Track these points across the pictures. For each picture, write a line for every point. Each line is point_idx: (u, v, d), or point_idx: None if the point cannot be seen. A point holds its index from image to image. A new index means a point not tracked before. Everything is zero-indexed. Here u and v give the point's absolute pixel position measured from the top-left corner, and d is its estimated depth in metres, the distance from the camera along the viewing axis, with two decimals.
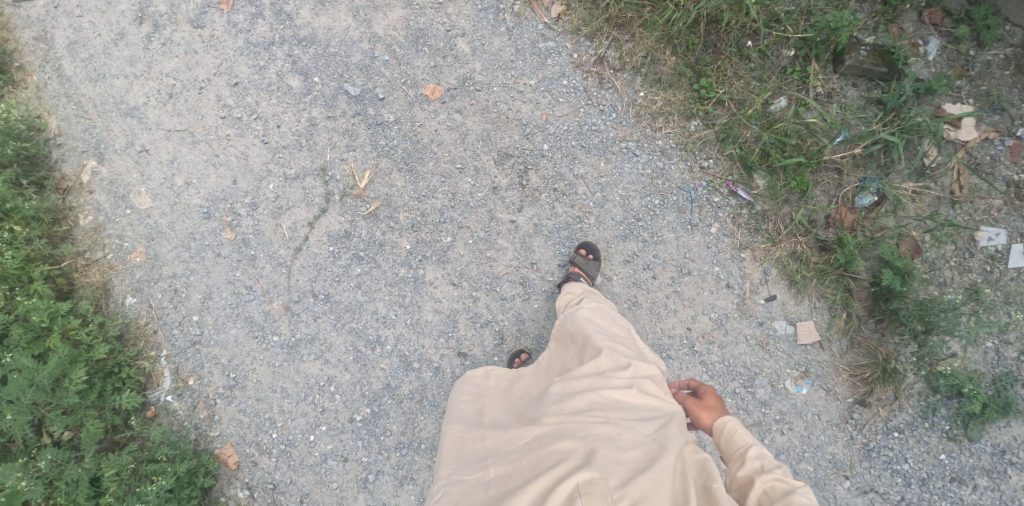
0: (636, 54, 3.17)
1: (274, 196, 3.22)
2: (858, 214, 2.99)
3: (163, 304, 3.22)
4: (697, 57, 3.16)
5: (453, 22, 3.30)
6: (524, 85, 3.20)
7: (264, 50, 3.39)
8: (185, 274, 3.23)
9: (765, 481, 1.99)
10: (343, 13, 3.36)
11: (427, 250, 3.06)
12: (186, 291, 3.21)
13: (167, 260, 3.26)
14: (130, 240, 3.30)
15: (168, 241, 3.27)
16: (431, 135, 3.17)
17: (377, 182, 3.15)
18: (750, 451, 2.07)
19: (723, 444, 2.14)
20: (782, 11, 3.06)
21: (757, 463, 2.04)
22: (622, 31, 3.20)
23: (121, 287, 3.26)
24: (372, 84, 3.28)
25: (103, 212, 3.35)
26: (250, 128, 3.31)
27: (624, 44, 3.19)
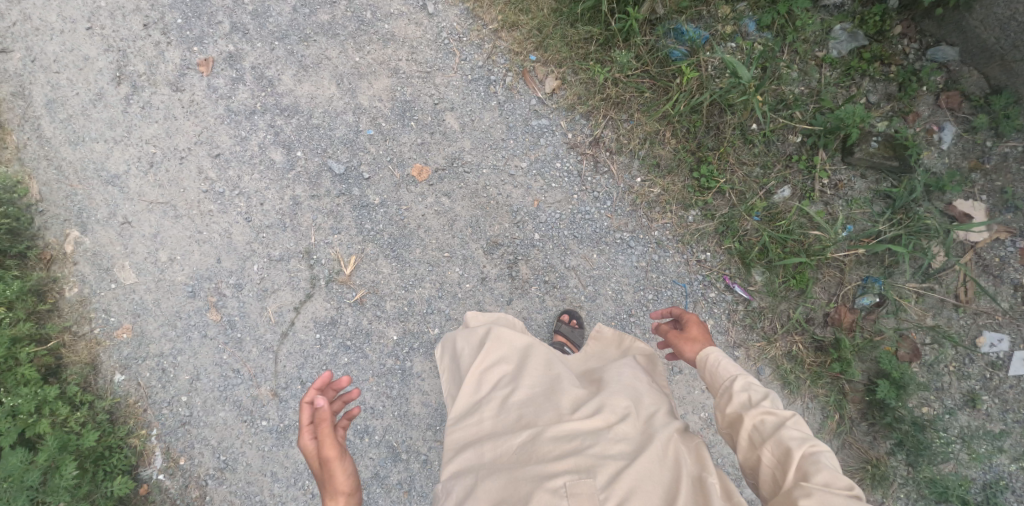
0: (633, 135, 3.05)
1: (259, 277, 3.15)
2: (857, 314, 2.90)
3: (152, 383, 3.16)
4: (698, 141, 3.02)
5: (441, 94, 3.21)
6: (516, 167, 3.10)
7: (246, 119, 3.29)
8: (172, 354, 3.17)
9: (755, 416, 2.01)
10: (326, 81, 3.28)
11: (414, 343, 3.04)
12: (174, 371, 3.16)
13: (154, 338, 3.19)
14: (116, 314, 3.22)
15: (155, 318, 3.19)
16: (419, 221, 3.09)
17: (363, 268, 3.09)
18: (738, 386, 2.10)
19: (711, 380, 2.18)
20: (790, 95, 2.96)
21: (745, 398, 2.07)
22: (618, 108, 3.07)
23: (109, 364, 3.19)
24: (356, 160, 3.18)
25: (88, 284, 3.26)
26: (233, 204, 3.22)
27: (620, 124, 3.06)
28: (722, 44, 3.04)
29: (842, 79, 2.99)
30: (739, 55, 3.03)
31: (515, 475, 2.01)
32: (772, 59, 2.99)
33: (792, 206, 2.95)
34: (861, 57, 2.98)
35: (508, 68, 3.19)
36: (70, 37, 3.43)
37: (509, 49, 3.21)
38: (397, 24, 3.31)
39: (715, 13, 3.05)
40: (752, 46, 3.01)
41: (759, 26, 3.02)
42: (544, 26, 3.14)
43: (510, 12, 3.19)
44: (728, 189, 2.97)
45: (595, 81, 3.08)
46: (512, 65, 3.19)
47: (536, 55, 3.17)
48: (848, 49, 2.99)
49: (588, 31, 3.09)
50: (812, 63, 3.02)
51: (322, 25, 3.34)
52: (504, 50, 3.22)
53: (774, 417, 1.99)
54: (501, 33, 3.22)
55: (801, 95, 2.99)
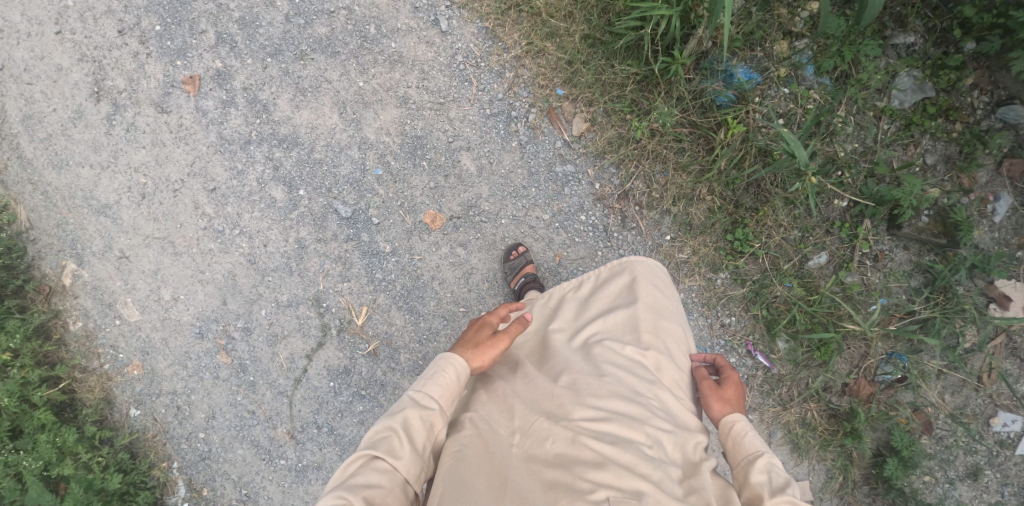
0: (667, 190, 2.83)
1: (268, 322, 3.05)
2: (876, 387, 2.86)
3: (168, 419, 3.17)
4: (735, 199, 2.81)
5: (455, 129, 2.94)
6: (537, 218, 2.90)
7: (241, 149, 3.02)
8: (186, 392, 3.15)
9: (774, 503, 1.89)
10: (327, 108, 2.99)
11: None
12: (189, 409, 3.16)
13: (165, 377, 3.15)
14: (124, 352, 3.14)
15: (164, 357, 3.14)
16: (432, 271, 2.96)
17: (375, 318, 3.00)
18: (768, 469, 1.97)
19: (738, 447, 2.04)
20: (841, 156, 2.71)
21: (773, 484, 1.93)
22: (653, 158, 2.82)
23: (123, 399, 3.16)
24: (363, 203, 2.97)
25: (92, 319, 3.14)
26: (234, 244, 3.04)
27: (654, 175, 2.83)
28: (775, 88, 2.71)
29: (899, 135, 2.70)
30: (791, 105, 2.70)
31: (548, 471, 1.84)
32: (829, 113, 2.67)
33: (827, 274, 2.84)
34: (925, 111, 2.67)
35: (531, 102, 2.91)
36: (39, 43, 3.07)
37: (534, 80, 2.90)
38: (406, 42, 2.98)
39: (772, 52, 2.70)
40: (806, 95, 2.69)
41: (818, 72, 2.67)
42: (575, 59, 2.82)
43: (534, 38, 2.86)
44: (763, 254, 2.81)
45: (630, 127, 2.81)
46: (536, 99, 2.90)
47: (563, 89, 2.88)
48: (914, 101, 2.67)
49: (626, 70, 2.77)
50: (869, 114, 2.71)
51: (320, 40, 3.00)
52: (528, 79, 2.91)
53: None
54: (524, 59, 2.90)
55: (853, 153, 2.73)
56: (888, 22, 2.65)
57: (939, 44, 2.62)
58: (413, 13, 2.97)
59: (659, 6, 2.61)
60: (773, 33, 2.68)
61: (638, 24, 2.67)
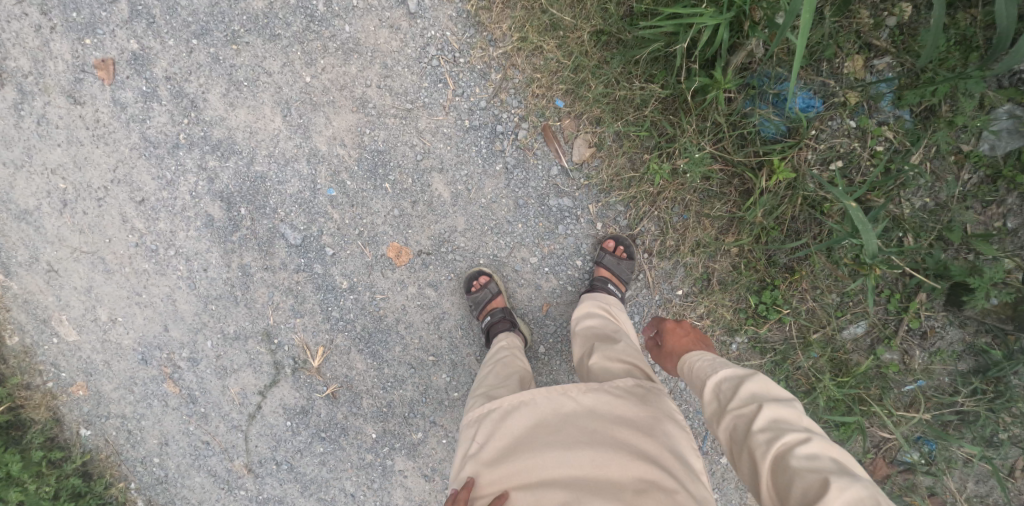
0: (685, 238, 2.31)
1: (215, 354, 2.67)
2: (894, 469, 2.39)
3: (121, 441, 2.90)
4: (768, 256, 2.27)
5: (426, 144, 2.38)
6: (522, 261, 2.39)
7: (169, 154, 2.47)
8: (136, 417, 2.87)
9: (728, 422, 1.74)
10: (268, 109, 2.39)
11: (395, 443, 2.66)
12: (141, 434, 2.89)
13: (113, 400, 2.86)
14: (67, 371, 2.82)
15: (110, 380, 2.83)
16: (397, 313, 2.49)
17: (334, 360, 2.59)
18: (732, 390, 1.77)
19: (696, 381, 1.89)
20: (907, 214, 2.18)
21: (743, 399, 1.74)
22: (670, 199, 2.29)
23: (72, 418, 2.89)
24: (315, 228, 2.44)
25: (29, 334, 2.78)
26: (170, 266, 2.59)
27: (671, 224, 2.31)
28: (839, 119, 2.18)
29: (984, 189, 2.16)
30: (855, 143, 2.17)
31: None
32: (900, 160, 2.15)
33: (861, 348, 2.34)
34: (1020, 162, 2.10)
35: (522, 114, 2.34)
36: None
37: (526, 86, 2.32)
38: (364, 25, 2.35)
39: (841, 71, 2.16)
40: (877, 133, 2.15)
41: (898, 105, 2.13)
42: (583, 65, 2.24)
43: (529, 31, 2.26)
44: (791, 323, 2.31)
45: (646, 159, 2.27)
46: (528, 111, 2.34)
47: (564, 100, 2.31)
48: (1008, 147, 2.11)
49: (645, 84, 2.20)
50: (949, 160, 2.17)
51: (256, 18, 2.37)
52: (518, 84, 2.33)
53: (786, 432, 1.64)
54: (515, 58, 2.31)
55: (921, 210, 2.20)
56: None
57: None
58: None
59: (705, 12, 2.00)
60: (848, 45, 2.14)
61: (674, 27, 2.08)
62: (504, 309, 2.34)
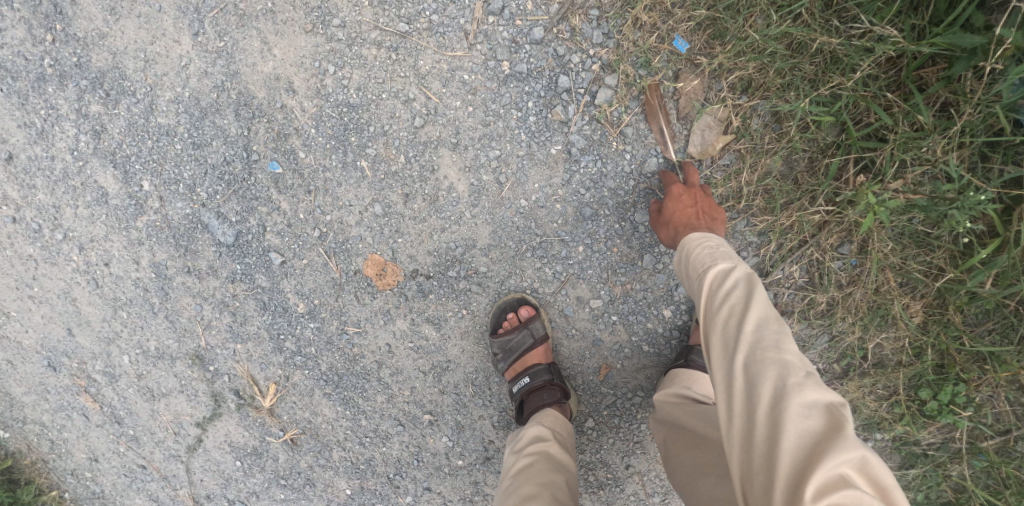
0: (852, 297, 1.46)
1: (135, 372, 1.89)
2: None
3: (41, 450, 2.04)
4: (969, 336, 1.40)
5: (432, 100, 1.45)
6: (574, 299, 1.51)
7: (33, 89, 1.58)
8: (54, 428, 2.02)
9: (711, 336, 1.09)
10: (173, 21, 1.47)
11: (377, 503, 1.79)
12: (63, 448, 2.04)
13: (25, 404, 2.02)
14: None
15: (16, 382, 1.99)
16: (381, 356, 1.63)
17: (292, 402, 1.76)
18: (717, 296, 1.14)
19: (691, 274, 1.22)
20: None
21: (728, 310, 1.10)
22: (840, 233, 1.42)
23: None
24: (254, 222, 1.56)
25: None
26: (62, 250, 1.78)
27: (830, 277, 1.45)
28: None
29: None
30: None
31: None
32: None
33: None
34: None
35: (607, 60, 1.42)
36: None
37: (624, 5, 1.39)
38: None
39: None
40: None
41: None
42: None
43: None
44: (965, 426, 1.45)
45: (819, 166, 1.39)
46: (619, 52, 1.41)
47: (686, 41, 1.39)
48: None
49: (869, 21, 1.27)
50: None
51: None
52: (605, 2, 1.40)
53: (769, 365, 1.01)
54: None
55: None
56: None
57: None
58: None
59: None
60: None
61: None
62: (550, 367, 1.49)
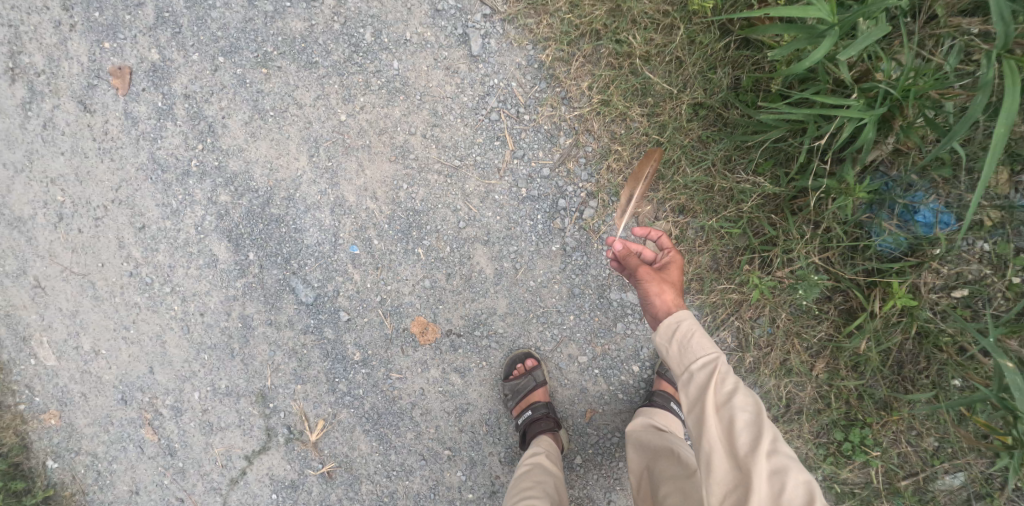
0: (768, 358, 2.02)
1: (201, 407, 2.31)
2: None
3: (88, 482, 2.44)
4: (859, 389, 1.97)
5: (473, 211, 2.06)
6: (568, 357, 2.06)
7: (178, 181, 2.15)
8: (107, 459, 2.42)
9: (730, 423, 1.46)
10: (294, 145, 2.08)
11: None
12: (111, 478, 2.43)
13: (87, 435, 2.41)
14: (42, 396, 2.40)
15: (84, 413, 2.39)
16: (414, 398, 2.14)
17: (334, 436, 2.22)
18: (728, 400, 1.49)
19: (698, 365, 1.57)
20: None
21: (744, 406, 1.47)
22: (754, 309, 2.00)
23: (38, 449, 2.42)
24: (331, 287, 2.12)
25: (5, 349, 2.36)
26: (165, 301, 2.25)
27: (752, 339, 2.02)
28: (970, 241, 1.82)
29: None
30: (987, 270, 1.81)
31: None
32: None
33: (957, 502, 1.97)
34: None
35: (591, 190, 2.05)
36: None
37: (601, 158, 2.04)
38: (416, 64, 2.05)
39: None
40: (1018, 261, 1.78)
41: None
42: (672, 143, 1.97)
43: (614, 93, 2.00)
44: (878, 465, 1.99)
45: (735, 260, 1.99)
46: (600, 187, 2.04)
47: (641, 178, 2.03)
48: None
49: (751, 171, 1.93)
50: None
51: (291, 39, 2.06)
52: (590, 154, 2.05)
53: (785, 461, 1.40)
54: (590, 123, 2.04)
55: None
56: None
57: None
58: (432, 19, 2.04)
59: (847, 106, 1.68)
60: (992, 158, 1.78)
61: (799, 118, 1.78)
62: (548, 405, 2.02)
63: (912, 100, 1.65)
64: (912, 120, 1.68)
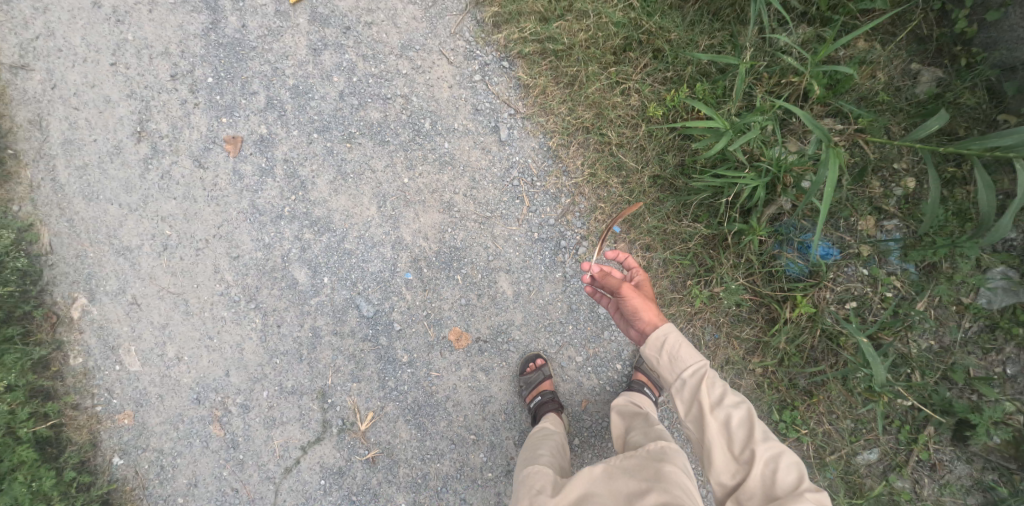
0: (716, 356, 2.68)
1: (268, 404, 2.85)
2: None
3: (149, 477, 2.90)
4: (789, 380, 2.64)
5: (498, 248, 2.75)
6: (569, 358, 2.75)
7: (271, 222, 2.79)
8: (172, 454, 2.90)
9: (726, 420, 2.01)
10: (367, 199, 2.77)
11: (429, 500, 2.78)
12: (173, 472, 2.90)
13: (156, 433, 2.90)
14: (119, 398, 2.89)
15: (157, 412, 2.89)
16: (448, 392, 2.77)
17: (380, 426, 2.80)
18: (721, 402, 2.03)
19: (690, 374, 2.10)
20: (913, 354, 2.55)
21: (733, 404, 2.02)
22: (704, 320, 2.67)
23: (110, 445, 2.91)
24: (388, 303, 2.78)
25: (92, 357, 2.88)
26: (247, 316, 2.83)
27: (704, 342, 2.67)
28: (854, 267, 2.57)
29: (983, 336, 2.52)
30: (867, 288, 2.55)
31: None
32: (907, 306, 2.53)
33: (875, 472, 2.64)
34: (1015, 316, 2.48)
35: (584, 234, 2.74)
36: (93, 70, 2.80)
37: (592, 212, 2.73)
38: (460, 145, 2.75)
39: (855, 227, 2.56)
40: (886, 281, 2.54)
41: (904, 259, 2.50)
42: (638, 201, 2.67)
43: (599, 168, 2.70)
44: (807, 441, 2.64)
45: (688, 283, 2.67)
46: (589, 232, 2.73)
47: (620, 227, 2.69)
48: (1004, 302, 2.48)
49: (693, 219, 2.65)
50: (951, 309, 2.55)
51: (371, 125, 2.74)
52: (584, 210, 2.74)
53: (770, 443, 1.96)
54: (582, 189, 2.73)
55: (926, 350, 2.57)
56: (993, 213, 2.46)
57: None
58: (473, 115, 2.75)
59: (746, 175, 2.49)
60: (861, 208, 2.54)
61: (719, 183, 2.55)
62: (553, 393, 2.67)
63: (787, 169, 2.48)
64: (789, 184, 2.50)
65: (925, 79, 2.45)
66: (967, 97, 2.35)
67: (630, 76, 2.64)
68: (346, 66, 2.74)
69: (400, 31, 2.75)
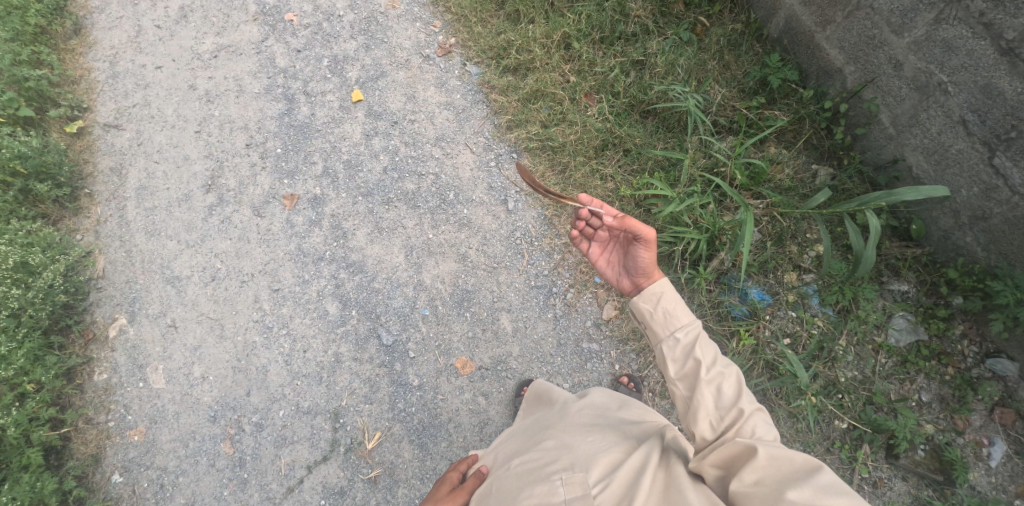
0: None
1: (282, 423, 3.09)
2: None
3: (146, 495, 2.97)
4: None
5: (500, 291, 3.33)
6: (557, 385, 3.19)
7: (313, 263, 3.31)
8: (174, 472, 3.01)
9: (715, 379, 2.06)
10: (397, 248, 3.35)
11: None
12: (171, 491, 2.98)
13: (163, 450, 3.03)
14: (134, 414, 3.07)
15: (169, 430, 3.06)
16: (451, 413, 3.12)
17: (385, 446, 3.06)
18: (712, 363, 2.09)
19: (684, 334, 2.16)
20: (842, 381, 3.07)
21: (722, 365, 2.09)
22: None
23: (112, 461, 3.00)
24: (406, 335, 3.23)
25: (118, 374, 3.11)
26: (277, 342, 3.20)
27: None
28: (784, 310, 3.21)
29: (898, 369, 3.07)
30: (797, 326, 3.17)
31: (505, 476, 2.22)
32: (831, 340, 3.12)
33: None
34: (919, 351, 3.07)
35: (570, 282, 3.37)
36: (178, 134, 3.44)
37: (578, 267, 3.39)
38: (476, 212, 3.45)
39: (782, 280, 3.26)
40: (811, 320, 3.16)
41: (822, 303, 3.17)
42: None
43: None
44: None
45: None
46: (575, 281, 3.37)
47: (600, 277, 3.37)
48: (908, 340, 3.10)
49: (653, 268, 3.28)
50: (867, 347, 3.12)
51: (406, 193, 3.44)
52: (571, 263, 3.40)
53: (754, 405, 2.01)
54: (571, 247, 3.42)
55: (853, 379, 3.09)
56: (884, 270, 3.21)
57: (929, 294, 3.13)
58: (488, 191, 3.49)
59: (691, 231, 3.22)
60: (785, 264, 3.27)
61: (671, 239, 3.25)
62: None
63: (720, 229, 3.24)
64: (723, 240, 3.25)
65: (821, 175, 3.37)
66: (848, 186, 3.30)
67: (605, 166, 3.44)
68: (391, 149, 3.52)
69: (435, 127, 3.58)
